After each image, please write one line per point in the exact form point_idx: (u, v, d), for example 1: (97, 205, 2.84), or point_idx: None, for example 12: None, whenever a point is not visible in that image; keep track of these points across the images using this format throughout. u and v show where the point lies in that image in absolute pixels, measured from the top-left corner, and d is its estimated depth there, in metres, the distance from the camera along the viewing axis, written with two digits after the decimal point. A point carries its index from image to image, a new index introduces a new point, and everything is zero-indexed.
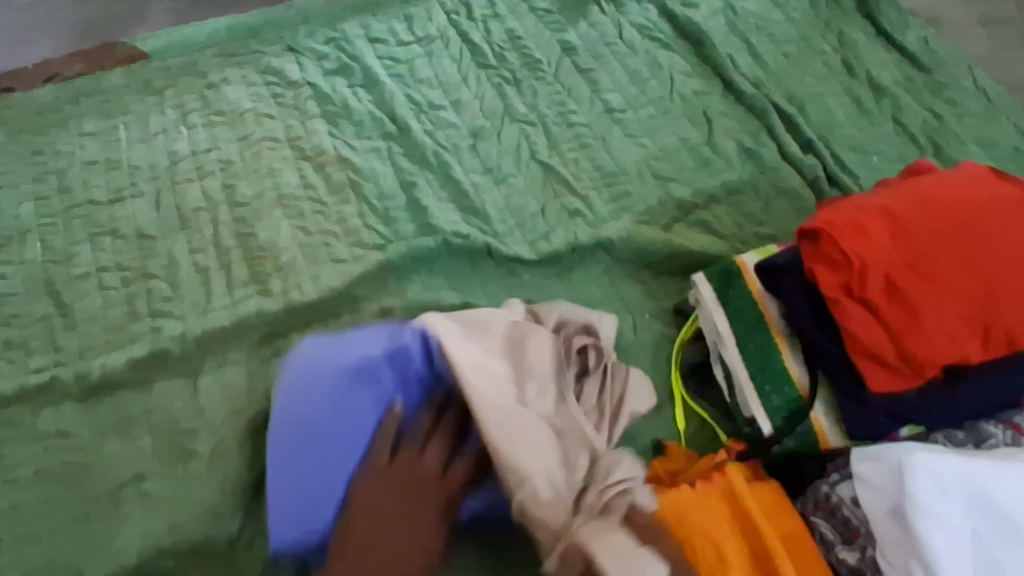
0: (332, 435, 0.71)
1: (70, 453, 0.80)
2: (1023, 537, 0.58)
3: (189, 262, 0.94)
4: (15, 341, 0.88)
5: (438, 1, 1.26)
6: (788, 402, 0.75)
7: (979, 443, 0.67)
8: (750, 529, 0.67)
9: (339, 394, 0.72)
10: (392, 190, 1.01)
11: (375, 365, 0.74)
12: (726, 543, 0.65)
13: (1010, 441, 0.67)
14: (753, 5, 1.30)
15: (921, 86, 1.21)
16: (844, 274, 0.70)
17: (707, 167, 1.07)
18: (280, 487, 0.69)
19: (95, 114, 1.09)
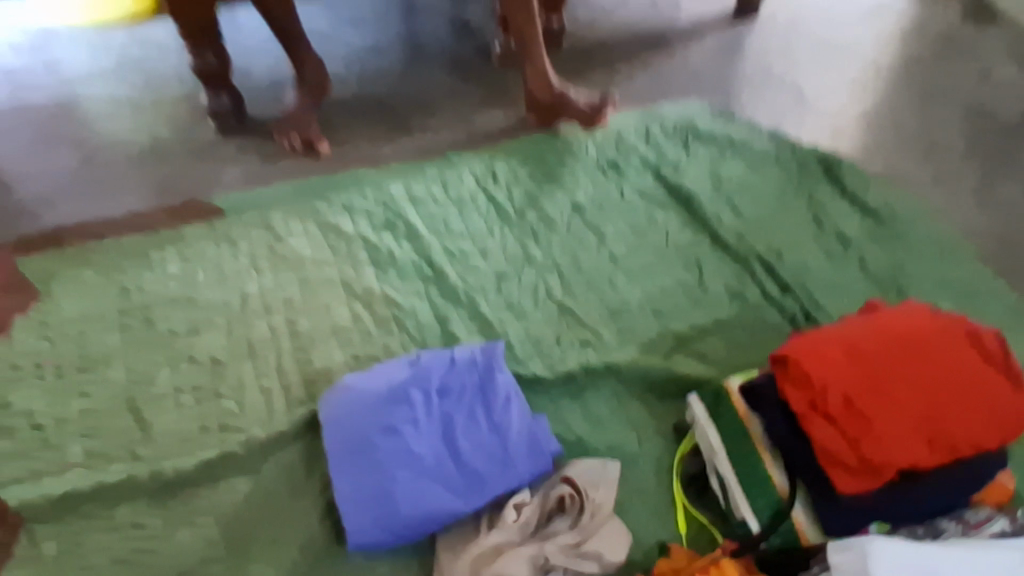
0: (379, 445, 0.91)
1: (144, 544, 0.92)
2: None
3: (255, 384, 1.09)
4: (99, 451, 1.01)
5: (468, 169, 1.50)
6: (771, 502, 0.87)
7: (936, 535, 0.83)
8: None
9: (379, 415, 0.93)
10: (429, 323, 1.19)
11: (404, 394, 0.95)
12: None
13: (960, 533, 0.83)
14: (734, 172, 1.55)
15: (882, 237, 1.41)
16: (810, 393, 0.85)
17: (699, 305, 1.25)
18: (349, 494, 0.89)
19: (176, 258, 1.27)
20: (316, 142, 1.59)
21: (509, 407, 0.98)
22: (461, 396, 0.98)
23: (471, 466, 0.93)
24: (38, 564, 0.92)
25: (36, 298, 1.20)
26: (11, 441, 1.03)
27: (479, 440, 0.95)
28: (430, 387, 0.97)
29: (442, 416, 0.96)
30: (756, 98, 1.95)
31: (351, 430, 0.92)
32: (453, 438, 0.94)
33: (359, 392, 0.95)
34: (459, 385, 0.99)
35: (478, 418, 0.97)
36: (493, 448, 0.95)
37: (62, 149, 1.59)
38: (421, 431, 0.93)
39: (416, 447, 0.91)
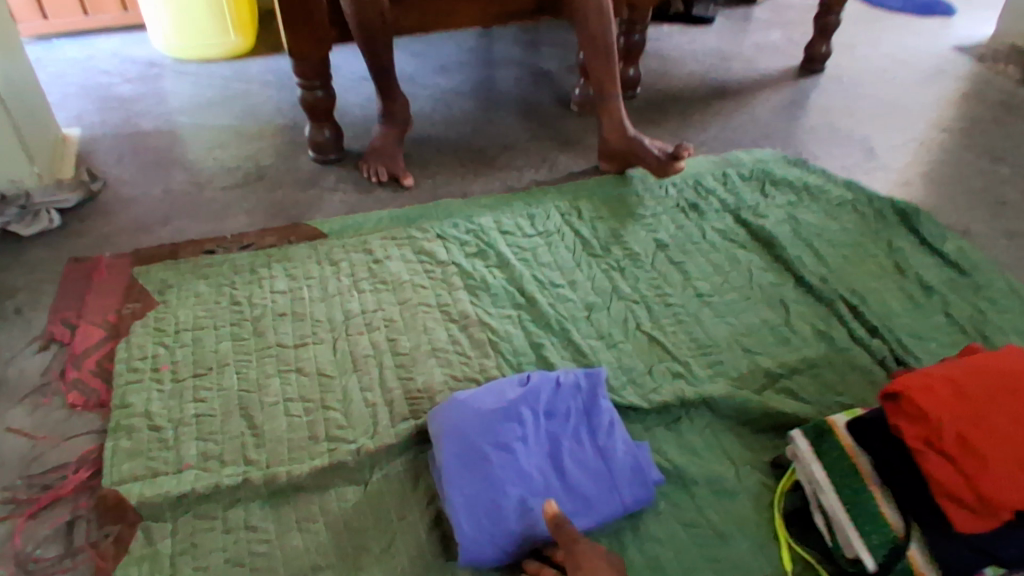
0: (491, 459, 0.93)
1: (258, 545, 0.94)
2: None
3: (360, 397, 1.13)
4: (214, 452, 1.04)
5: (554, 205, 1.56)
6: (886, 537, 0.87)
7: None
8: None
9: (491, 431, 0.96)
10: (524, 348, 1.23)
11: (514, 412, 0.99)
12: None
13: None
14: (812, 218, 1.58)
15: (964, 286, 1.42)
16: (923, 428, 0.86)
17: (787, 343, 1.27)
18: (461, 508, 0.90)
19: (284, 277, 1.35)
20: (402, 176, 1.67)
21: (612, 433, 1.01)
22: (567, 419, 1.02)
23: (577, 487, 0.95)
24: (154, 561, 0.92)
25: (154, 305, 1.28)
26: (130, 440, 1.05)
27: (584, 461, 0.98)
28: (539, 409, 1.01)
29: (548, 436, 0.99)
30: (826, 150, 2.00)
31: (466, 443, 0.95)
32: (561, 459, 0.97)
33: (472, 407, 0.99)
34: (565, 408, 1.03)
35: (582, 440, 1.00)
36: (598, 470, 0.98)
37: (171, 173, 1.70)
38: (531, 448, 0.97)
39: (527, 464, 0.95)
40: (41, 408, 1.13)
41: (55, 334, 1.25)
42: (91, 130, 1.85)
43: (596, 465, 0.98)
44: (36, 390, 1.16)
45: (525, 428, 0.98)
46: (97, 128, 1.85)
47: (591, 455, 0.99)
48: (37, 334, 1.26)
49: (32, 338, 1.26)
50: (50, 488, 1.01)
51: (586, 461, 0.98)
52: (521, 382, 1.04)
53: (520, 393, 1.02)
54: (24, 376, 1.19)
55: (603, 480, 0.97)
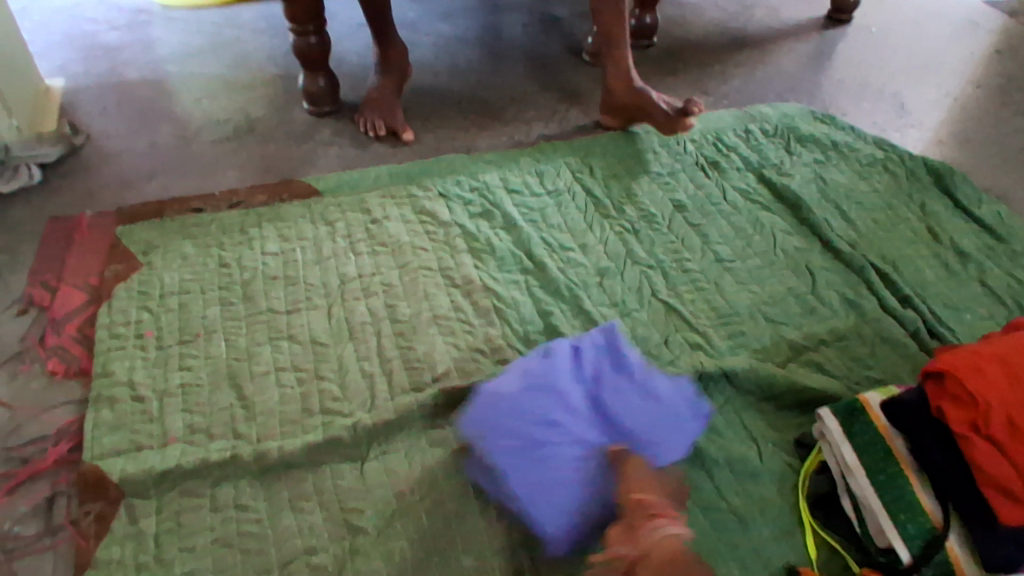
0: (548, 435, 0.84)
1: (248, 525, 0.88)
2: None
3: (357, 368, 1.06)
4: (201, 425, 0.98)
5: (564, 162, 1.46)
6: (923, 529, 0.81)
7: None
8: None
9: (533, 408, 0.87)
10: (532, 316, 1.15)
11: (549, 383, 0.89)
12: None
13: None
14: (840, 178, 1.48)
15: (1002, 253, 1.32)
16: (970, 412, 0.78)
17: (813, 314, 1.18)
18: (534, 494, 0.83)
19: (276, 238, 1.27)
20: (401, 130, 1.56)
21: (657, 386, 0.94)
22: (603, 375, 0.93)
23: (642, 439, 0.88)
24: (137, 542, 0.86)
25: (139, 267, 1.21)
26: (113, 412, 0.99)
27: (639, 412, 0.90)
28: (576, 375, 0.91)
29: (593, 398, 0.90)
30: (854, 105, 1.88)
31: (512, 428, 0.86)
32: (614, 421, 0.89)
33: (502, 391, 0.90)
34: (596, 366, 0.94)
35: (629, 392, 0.91)
36: (656, 418, 0.90)
37: (158, 125, 1.60)
38: (581, 416, 0.87)
39: (583, 431, 0.86)
40: (20, 377, 1.07)
41: (34, 298, 1.18)
42: (75, 80, 1.74)
43: (655, 414, 0.91)
44: (14, 357, 1.10)
45: (567, 395, 0.88)
46: (82, 78, 1.75)
47: (646, 405, 0.91)
48: (16, 298, 1.19)
49: (10, 302, 1.18)
50: (28, 462, 0.96)
51: (642, 412, 0.90)
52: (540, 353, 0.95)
53: (544, 363, 0.92)
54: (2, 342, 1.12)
55: (665, 428, 0.91)
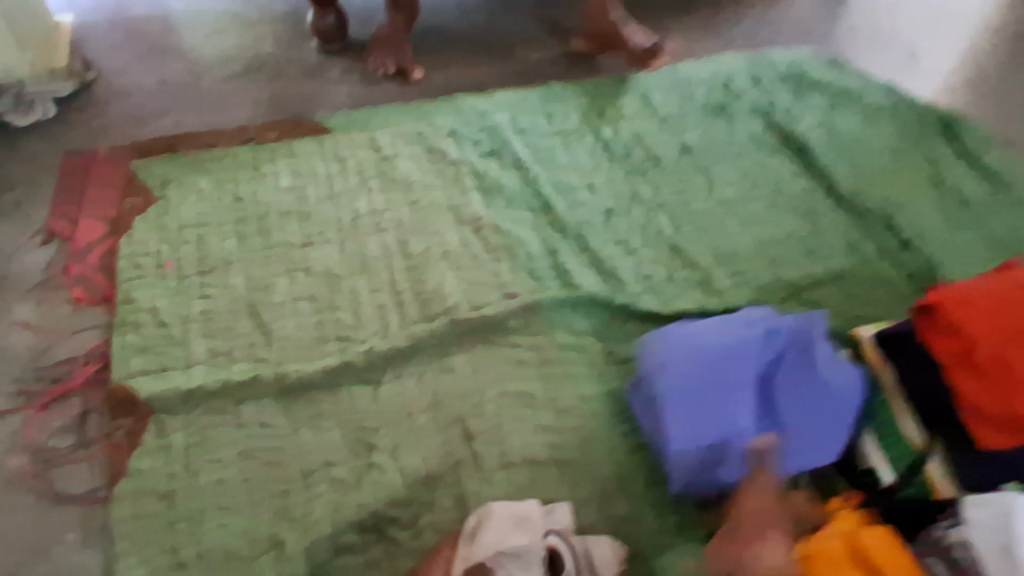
0: (711, 430, 0.87)
1: (270, 440, 0.94)
2: None
3: (370, 299, 1.10)
4: (222, 350, 1.02)
5: (573, 103, 1.47)
6: (908, 454, 0.87)
7: None
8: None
9: (699, 401, 0.88)
10: (539, 253, 1.18)
11: (717, 373, 0.89)
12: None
13: None
14: (848, 123, 1.48)
15: (1004, 201, 1.34)
16: (956, 342, 0.83)
17: (814, 255, 1.21)
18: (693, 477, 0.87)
19: (289, 173, 1.29)
20: (410, 69, 1.56)
21: (835, 357, 0.92)
22: (794, 359, 0.91)
23: (804, 431, 0.89)
24: (166, 454, 0.92)
25: (156, 200, 1.23)
26: (137, 336, 1.04)
27: (810, 403, 0.90)
28: (737, 367, 0.90)
29: (773, 386, 0.91)
30: (867, 52, 1.86)
31: (682, 419, 0.87)
32: (776, 408, 0.90)
33: (678, 375, 0.90)
34: (795, 347, 0.92)
35: (809, 380, 0.90)
36: (823, 408, 0.89)
37: (168, 62, 1.61)
38: (752, 416, 0.88)
39: (746, 425, 0.87)
40: (46, 302, 1.11)
41: (56, 229, 1.22)
42: (83, 15, 1.73)
43: (822, 402, 0.89)
44: (39, 285, 1.14)
45: (740, 387, 0.89)
46: (90, 13, 1.73)
47: (813, 393, 0.90)
48: (37, 228, 1.22)
49: (32, 232, 1.22)
50: (59, 381, 1.01)
51: (811, 400, 0.90)
52: (742, 328, 0.93)
53: (728, 347, 0.91)
54: (27, 270, 1.16)
55: (832, 418, 0.90)
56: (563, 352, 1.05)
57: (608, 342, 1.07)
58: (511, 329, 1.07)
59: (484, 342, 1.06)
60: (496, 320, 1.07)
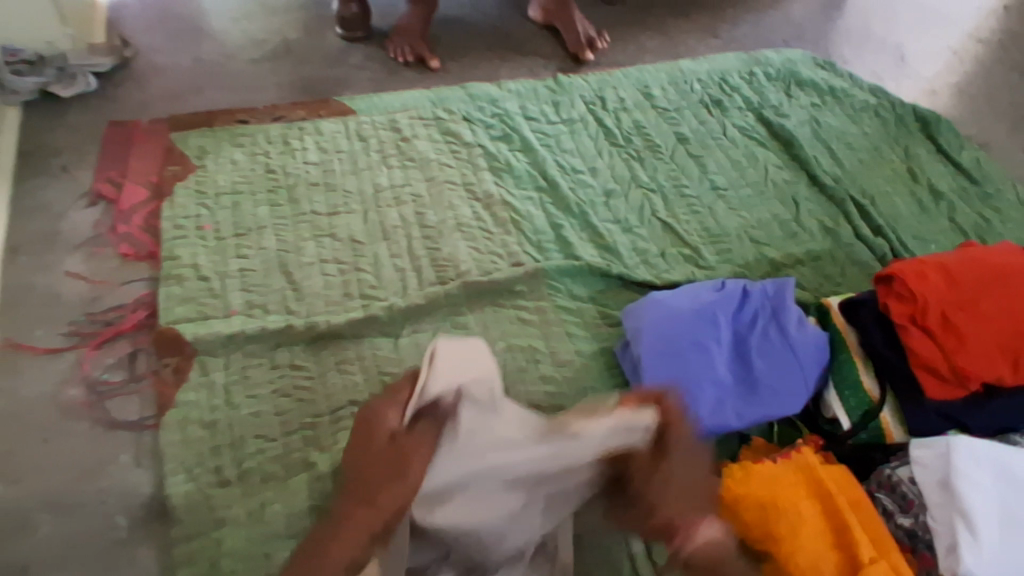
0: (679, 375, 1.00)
1: (301, 382, 1.05)
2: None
3: (390, 264, 1.21)
4: (257, 302, 1.14)
5: (579, 94, 1.58)
6: (862, 403, 0.98)
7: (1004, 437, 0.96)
8: (829, 508, 0.89)
9: (670, 350, 1.02)
10: (544, 228, 1.30)
11: (685, 328, 1.04)
12: (805, 511, 0.89)
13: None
14: (833, 120, 1.60)
15: (973, 195, 1.45)
16: (910, 306, 0.95)
17: (794, 238, 1.33)
18: None
19: (316, 149, 1.40)
20: (428, 58, 1.68)
21: (803, 324, 1.04)
22: (758, 323, 1.06)
23: (768, 381, 1.01)
24: (209, 390, 1.04)
25: (194, 169, 1.34)
26: (181, 288, 1.15)
27: (773, 357, 1.02)
28: (706, 326, 1.04)
29: (739, 343, 1.04)
30: (857, 55, 1.97)
31: (653, 365, 1.02)
32: (744, 362, 1.03)
33: (653, 330, 1.05)
34: (757, 313, 1.07)
35: (771, 339, 1.03)
36: (787, 362, 1.01)
37: (200, 43, 1.72)
38: (715, 365, 1.01)
39: (713, 372, 1.01)
40: (95, 256, 1.23)
41: (102, 192, 1.33)
42: None
43: (785, 357, 1.02)
44: (89, 241, 1.25)
45: (706, 340, 1.03)
46: None
47: (776, 350, 1.02)
48: (84, 191, 1.34)
49: (79, 195, 1.33)
50: (110, 325, 1.13)
51: (774, 355, 1.02)
52: (713, 296, 1.09)
53: (698, 310, 1.06)
54: (77, 228, 1.27)
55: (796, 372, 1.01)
56: (563, 315, 1.17)
57: (604, 307, 1.19)
58: (517, 293, 1.19)
59: (493, 304, 1.17)
60: (504, 284, 1.19)
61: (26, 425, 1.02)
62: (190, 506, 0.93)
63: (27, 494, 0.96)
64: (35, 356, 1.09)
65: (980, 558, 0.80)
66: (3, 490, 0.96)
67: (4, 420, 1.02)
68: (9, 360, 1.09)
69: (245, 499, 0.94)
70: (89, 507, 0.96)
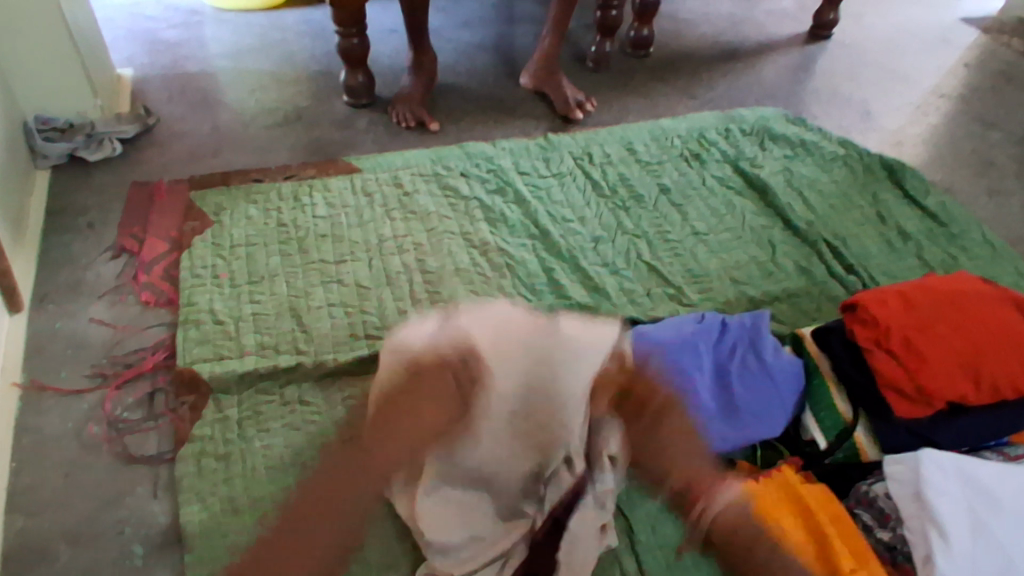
0: None
1: (311, 415, 1.12)
2: (997, 506, 0.90)
3: (394, 306, 1.30)
4: (270, 343, 1.22)
5: (567, 151, 1.70)
6: (837, 423, 1.05)
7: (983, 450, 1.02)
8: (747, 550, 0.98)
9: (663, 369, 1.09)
10: (536, 271, 1.39)
11: (674, 351, 1.11)
12: None
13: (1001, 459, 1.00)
14: (805, 170, 1.71)
15: (939, 235, 1.55)
16: (874, 332, 1.04)
17: (771, 276, 1.42)
18: None
19: (324, 204, 1.51)
20: (428, 121, 1.82)
21: (778, 351, 1.12)
22: (735, 350, 1.13)
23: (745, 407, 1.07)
24: (223, 424, 1.11)
25: (212, 224, 1.45)
26: (198, 331, 1.23)
27: (753, 383, 1.09)
28: (690, 350, 1.11)
29: (721, 367, 1.11)
30: (827, 111, 2.12)
31: None
32: (725, 387, 1.10)
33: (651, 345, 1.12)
34: (734, 341, 1.14)
35: (751, 365, 1.11)
36: (764, 387, 1.08)
37: (217, 111, 1.86)
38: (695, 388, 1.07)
39: (699, 393, 1.07)
40: (119, 304, 1.32)
41: (125, 245, 1.43)
42: (142, 71, 1.99)
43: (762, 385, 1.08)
44: (112, 290, 1.34)
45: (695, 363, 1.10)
46: (148, 69, 2.00)
47: (754, 377, 1.09)
48: (109, 245, 1.44)
49: (105, 248, 1.43)
50: (132, 366, 1.21)
51: (752, 381, 1.09)
52: (697, 321, 1.18)
53: (689, 334, 1.14)
54: (101, 279, 1.37)
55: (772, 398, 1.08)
56: None
57: None
58: None
59: None
60: None
61: (49, 460, 1.08)
62: (204, 534, 0.98)
63: (48, 525, 1.01)
64: (60, 396, 1.17)
65: (955, 567, 0.85)
66: (26, 522, 1.01)
67: (26, 456, 1.08)
68: (35, 400, 1.16)
69: (256, 526, 0.99)
70: (107, 536, 1.00)
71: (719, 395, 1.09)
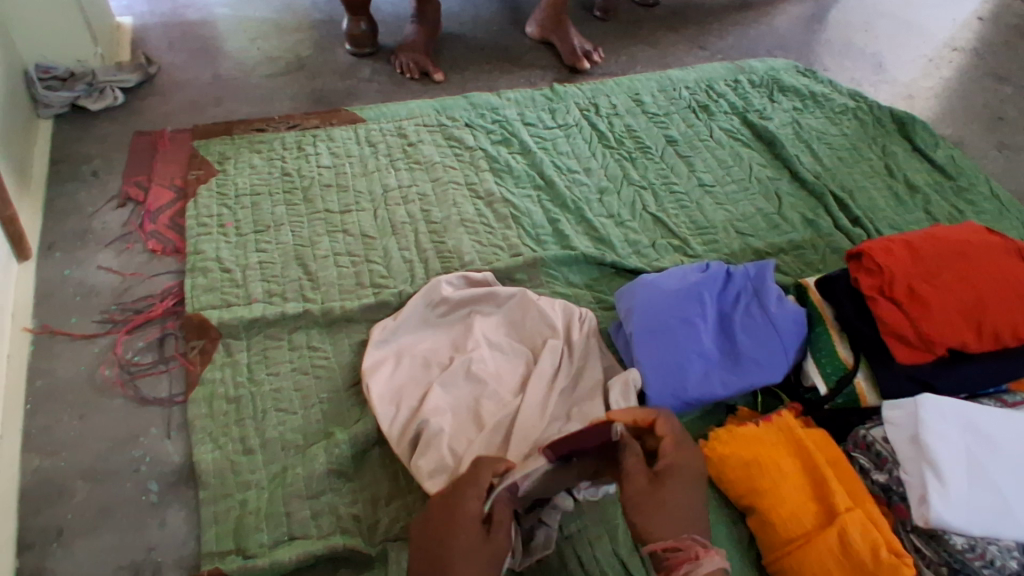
0: (671, 342, 1.08)
1: (319, 361, 1.14)
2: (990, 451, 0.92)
3: (399, 256, 1.30)
4: (277, 291, 1.23)
5: (574, 101, 1.68)
6: (837, 369, 1.06)
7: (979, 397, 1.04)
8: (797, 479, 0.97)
9: (665, 318, 1.10)
10: (542, 222, 1.39)
11: (677, 300, 1.12)
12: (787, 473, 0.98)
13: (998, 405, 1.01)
14: (814, 122, 1.69)
15: (947, 188, 1.54)
16: (878, 280, 1.04)
17: (777, 229, 1.42)
18: (653, 379, 1.06)
19: (329, 153, 1.50)
20: (432, 71, 1.79)
21: (782, 300, 1.12)
22: (738, 300, 1.14)
23: (748, 353, 1.08)
24: (233, 368, 1.12)
25: (217, 173, 1.44)
26: (206, 278, 1.24)
27: (756, 330, 1.10)
28: (694, 299, 1.12)
29: (724, 317, 1.13)
30: (838, 64, 2.08)
31: (649, 331, 1.10)
32: (728, 335, 1.11)
33: (653, 296, 1.13)
34: (737, 291, 1.15)
35: (754, 313, 1.11)
36: (767, 333, 1.09)
37: (218, 60, 1.83)
38: (697, 336, 1.09)
39: (701, 340, 1.09)
40: (126, 252, 1.32)
41: (130, 194, 1.43)
42: (141, 19, 1.95)
43: (764, 332, 1.09)
44: (119, 238, 1.35)
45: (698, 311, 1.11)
46: (147, 18, 1.96)
47: (755, 325, 1.10)
48: (114, 194, 1.44)
49: (110, 197, 1.43)
50: (141, 312, 1.22)
51: (754, 329, 1.10)
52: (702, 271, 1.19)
53: (693, 284, 1.15)
54: (108, 227, 1.37)
55: (775, 343, 1.08)
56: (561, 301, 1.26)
57: (600, 293, 1.28)
58: (519, 279, 1.29)
59: None
60: (505, 274, 1.29)
61: (63, 404, 1.10)
62: (217, 472, 1.01)
63: (64, 464, 1.04)
64: (71, 342, 1.18)
65: (950, 505, 0.87)
66: (43, 461, 1.04)
67: (40, 399, 1.11)
68: (47, 345, 1.17)
69: (268, 466, 1.02)
70: (122, 475, 1.03)
71: (723, 344, 1.11)
